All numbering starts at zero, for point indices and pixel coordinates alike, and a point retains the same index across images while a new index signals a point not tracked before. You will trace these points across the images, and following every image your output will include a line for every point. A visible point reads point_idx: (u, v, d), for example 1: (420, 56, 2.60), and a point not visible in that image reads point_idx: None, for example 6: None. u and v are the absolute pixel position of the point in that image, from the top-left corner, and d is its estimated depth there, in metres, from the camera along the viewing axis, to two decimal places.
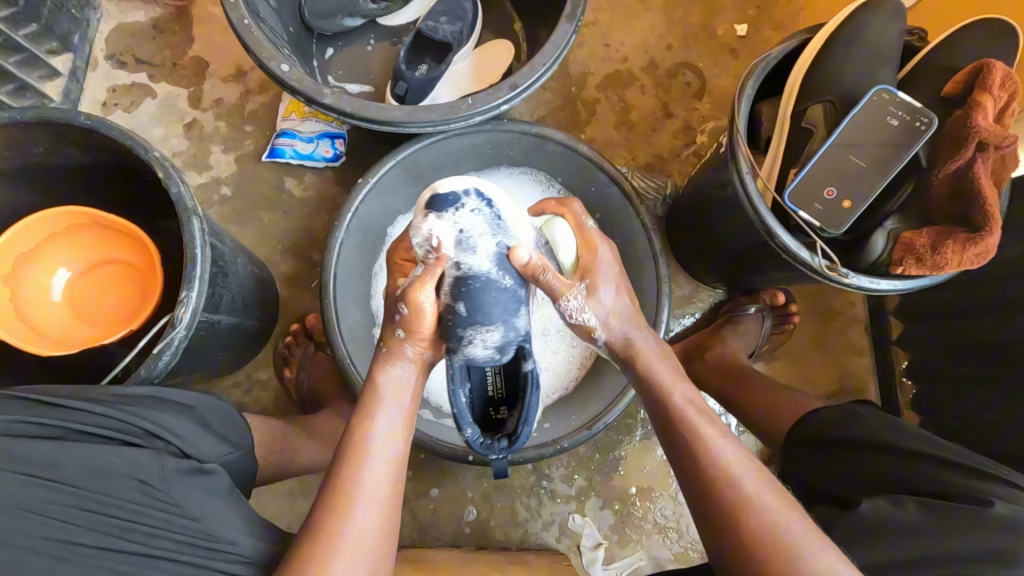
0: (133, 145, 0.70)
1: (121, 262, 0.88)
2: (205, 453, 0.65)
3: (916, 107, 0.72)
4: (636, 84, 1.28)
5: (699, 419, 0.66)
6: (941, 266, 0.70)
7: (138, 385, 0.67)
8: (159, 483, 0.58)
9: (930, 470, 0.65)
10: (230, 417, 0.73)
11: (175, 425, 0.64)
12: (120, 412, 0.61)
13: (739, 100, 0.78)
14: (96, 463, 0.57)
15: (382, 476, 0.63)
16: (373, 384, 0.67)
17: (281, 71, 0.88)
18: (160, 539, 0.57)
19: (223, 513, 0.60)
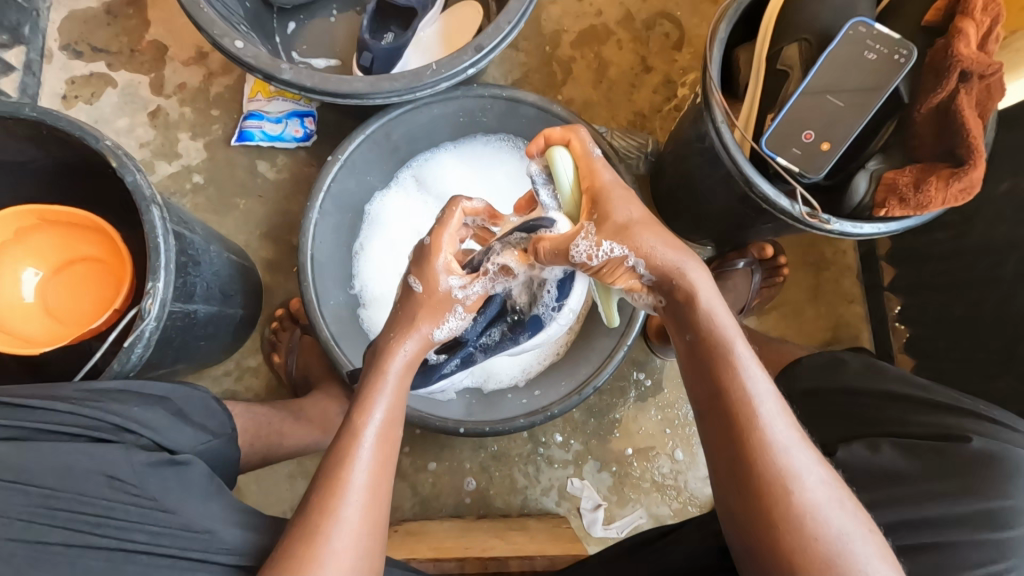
0: (83, 135, 0.68)
1: (86, 258, 0.87)
2: (178, 443, 0.65)
3: (894, 39, 0.69)
4: (613, 39, 1.23)
5: (741, 347, 0.56)
6: (926, 205, 0.68)
7: (108, 383, 0.66)
8: (131, 477, 0.58)
9: (919, 411, 0.65)
10: (209, 406, 0.73)
11: (146, 418, 0.63)
12: (89, 408, 0.61)
13: (711, 45, 0.75)
14: (63, 462, 0.56)
15: (371, 465, 0.59)
16: (383, 362, 0.64)
17: (236, 48, 0.85)
18: (135, 532, 0.56)
19: (200, 502, 0.59)
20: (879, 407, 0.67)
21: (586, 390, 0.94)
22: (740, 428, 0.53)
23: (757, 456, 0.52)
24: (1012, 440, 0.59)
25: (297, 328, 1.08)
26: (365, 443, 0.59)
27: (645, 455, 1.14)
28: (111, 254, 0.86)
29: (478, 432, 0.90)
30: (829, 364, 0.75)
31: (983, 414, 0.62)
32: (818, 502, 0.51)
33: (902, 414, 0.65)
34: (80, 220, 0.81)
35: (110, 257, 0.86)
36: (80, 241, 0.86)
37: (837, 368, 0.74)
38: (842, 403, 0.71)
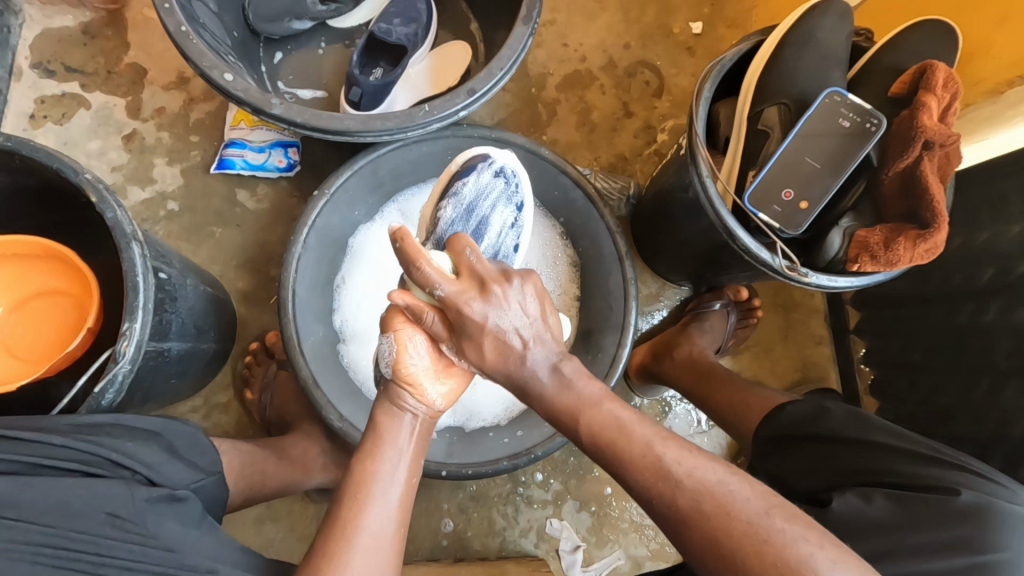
0: (61, 167, 0.65)
1: (47, 290, 0.82)
2: (174, 480, 0.62)
3: (865, 108, 0.73)
4: (596, 84, 1.27)
5: (655, 448, 0.57)
6: (894, 262, 0.72)
7: (96, 414, 0.63)
8: (130, 513, 0.54)
9: (898, 461, 0.67)
10: (199, 444, 0.70)
11: (141, 454, 0.60)
12: (83, 443, 0.58)
13: (696, 104, 0.78)
14: (59, 497, 0.53)
15: (384, 519, 0.61)
16: (377, 425, 0.66)
17: (225, 81, 0.83)
18: (135, 572, 0.53)
19: (200, 541, 0.57)
20: (861, 457, 0.69)
21: None
22: (694, 516, 0.54)
23: (707, 525, 0.53)
24: (993, 493, 0.61)
25: (272, 363, 1.04)
26: (390, 483, 0.62)
27: (623, 494, 1.14)
28: (71, 283, 0.82)
29: (461, 475, 0.88)
30: (814, 412, 0.78)
31: (958, 468, 0.65)
32: (781, 541, 0.51)
33: (884, 463, 0.68)
34: (29, 249, 0.78)
35: (70, 288, 0.82)
36: (38, 272, 0.82)
37: (821, 417, 0.76)
38: (834, 447, 0.72)
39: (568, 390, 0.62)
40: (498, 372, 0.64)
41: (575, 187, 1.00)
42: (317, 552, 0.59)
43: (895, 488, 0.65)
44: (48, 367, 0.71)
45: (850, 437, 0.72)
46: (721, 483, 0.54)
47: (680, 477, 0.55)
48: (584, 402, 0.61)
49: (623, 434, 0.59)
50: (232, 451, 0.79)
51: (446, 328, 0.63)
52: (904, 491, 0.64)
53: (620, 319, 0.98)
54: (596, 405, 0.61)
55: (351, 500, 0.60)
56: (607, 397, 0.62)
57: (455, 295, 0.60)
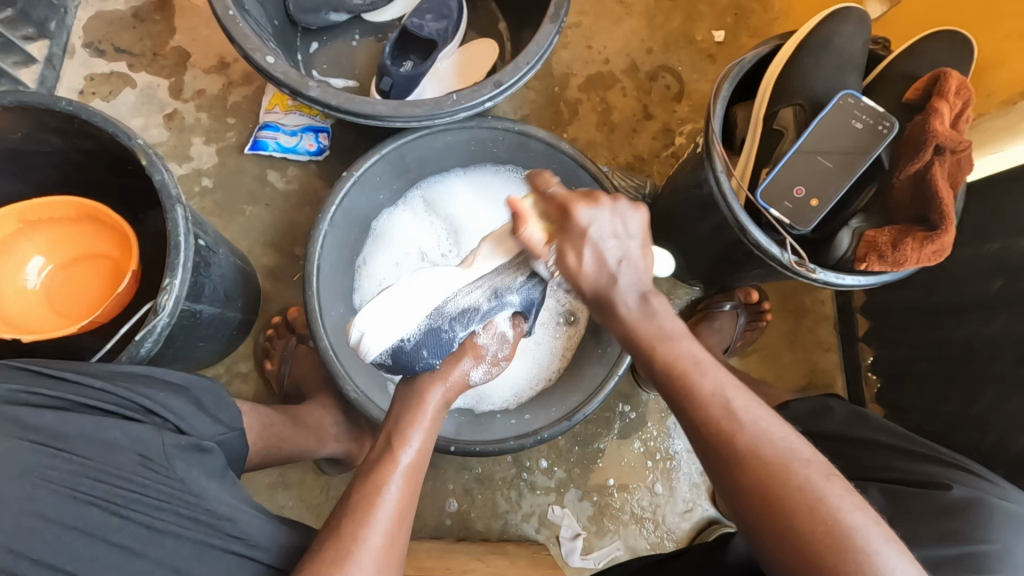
0: (116, 133, 0.70)
1: (84, 254, 0.87)
2: (200, 432, 0.66)
3: (878, 112, 0.76)
4: (617, 86, 1.31)
5: (733, 394, 0.56)
6: (902, 262, 0.74)
7: (132, 365, 0.67)
8: (160, 457, 0.58)
9: (898, 459, 0.69)
10: (223, 401, 0.73)
11: (172, 404, 0.64)
12: (121, 389, 0.62)
13: (714, 102, 0.81)
14: (97, 435, 0.57)
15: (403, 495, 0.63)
16: (420, 402, 0.71)
17: (267, 63, 0.88)
18: (162, 512, 0.56)
19: (222, 491, 0.60)
20: (863, 455, 0.71)
21: (575, 416, 0.96)
22: (751, 446, 0.54)
23: (769, 458, 0.53)
24: (984, 489, 0.63)
25: (292, 337, 1.08)
26: (416, 468, 0.65)
27: (626, 487, 1.16)
28: (106, 244, 0.87)
29: (469, 451, 0.91)
30: (816, 410, 0.80)
31: (953, 465, 0.66)
32: (842, 518, 0.50)
33: (884, 461, 0.69)
34: (63, 213, 0.83)
35: (106, 249, 0.87)
36: (73, 236, 0.86)
37: (824, 415, 0.78)
38: (835, 446, 0.74)
39: (649, 321, 0.61)
40: (587, 291, 0.61)
41: (592, 182, 1.03)
42: (339, 515, 0.61)
43: (892, 483, 0.67)
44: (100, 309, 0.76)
45: (849, 436, 0.74)
46: (787, 442, 0.54)
47: (745, 422, 0.55)
48: (663, 335, 0.60)
49: (694, 371, 0.58)
50: (252, 413, 0.83)
51: (547, 236, 0.61)
52: (900, 487, 0.66)
53: None
54: (657, 343, 0.60)
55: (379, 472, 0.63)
56: (688, 335, 0.61)
57: (565, 196, 0.59)
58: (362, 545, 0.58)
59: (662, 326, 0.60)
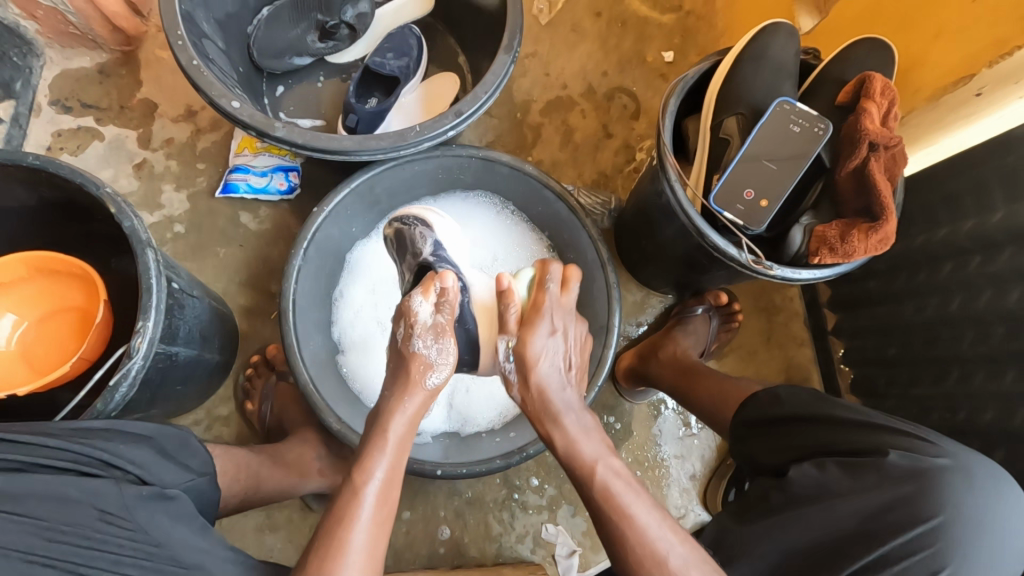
0: (83, 183, 0.71)
1: (43, 310, 0.87)
2: (165, 479, 0.65)
3: (814, 115, 0.81)
4: (577, 108, 1.36)
5: (623, 489, 0.69)
6: (851, 253, 0.78)
7: (93, 418, 0.66)
8: (121, 510, 0.57)
9: (854, 431, 0.70)
10: (190, 446, 0.72)
11: (134, 455, 0.63)
12: (77, 444, 0.61)
13: (663, 116, 0.86)
14: (55, 493, 0.56)
15: (369, 532, 0.64)
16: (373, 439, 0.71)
17: (233, 108, 0.91)
18: (125, 566, 0.56)
19: (192, 537, 0.60)
20: (819, 433, 0.72)
21: None
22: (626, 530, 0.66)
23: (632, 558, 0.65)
24: (929, 452, 0.66)
25: (272, 375, 1.08)
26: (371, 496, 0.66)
27: None
28: (64, 295, 0.86)
29: (456, 473, 0.91)
30: (777, 396, 0.80)
31: (897, 431, 0.69)
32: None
33: (842, 436, 0.70)
34: (14, 274, 0.83)
35: (65, 299, 0.87)
36: (29, 296, 0.86)
37: (780, 401, 0.79)
38: (798, 432, 0.75)
39: (586, 438, 0.74)
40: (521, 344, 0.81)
41: (558, 201, 1.07)
42: (330, 517, 0.65)
43: (849, 456, 0.68)
44: (84, 346, 0.77)
45: (806, 416, 0.75)
46: (658, 533, 0.65)
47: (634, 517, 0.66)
48: (594, 457, 0.72)
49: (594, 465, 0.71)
50: (225, 456, 0.82)
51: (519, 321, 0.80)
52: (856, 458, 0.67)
53: (605, 321, 1.03)
54: (593, 465, 0.71)
55: (365, 461, 0.69)
56: (609, 454, 0.73)
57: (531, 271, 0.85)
58: (349, 552, 0.61)
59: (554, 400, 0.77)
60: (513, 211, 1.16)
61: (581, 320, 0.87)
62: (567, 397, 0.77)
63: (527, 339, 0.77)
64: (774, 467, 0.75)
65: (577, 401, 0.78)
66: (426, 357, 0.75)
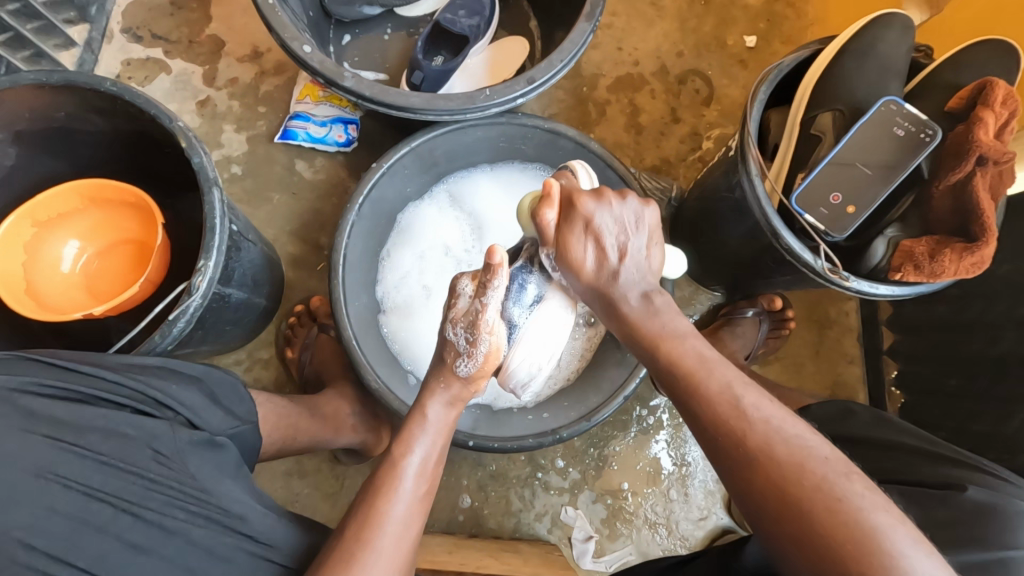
0: (157, 114, 0.71)
1: (102, 242, 0.88)
2: (212, 425, 0.68)
3: (920, 120, 0.75)
4: (646, 88, 1.30)
5: (744, 394, 0.57)
6: (939, 274, 0.72)
7: (148, 357, 0.68)
8: (173, 452, 0.60)
9: (930, 465, 0.66)
10: (237, 392, 0.75)
11: (184, 397, 0.66)
12: (133, 382, 0.63)
13: (752, 104, 0.80)
14: (113, 427, 0.58)
15: (409, 507, 0.63)
16: (415, 414, 0.68)
17: (304, 52, 0.89)
18: (172, 509, 0.57)
19: (236, 489, 0.61)
20: (886, 460, 0.69)
21: (595, 417, 0.97)
22: (768, 454, 0.53)
23: (791, 475, 0.51)
24: (1009, 492, 0.62)
25: (314, 326, 1.09)
26: (409, 473, 0.64)
27: (640, 490, 1.15)
28: (123, 224, 0.88)
29: (487, 447, 0.91)
30: (839, 414, 0.79)
31: (977, 469, 0.65)
32: (865, 519, 0.48)
33: (917, 468, 0.67)
34: (68, 205, 0.83)
35: (123, 232, 0.88)
36: (85, 230, 0.87)
37: (848, 419, 0.77)
38: (864, 453, 0.72)
39: (654, 318, 0.64)
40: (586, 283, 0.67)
41: (620, 183, 1.03)
42: (368, 488, 0.64)
43: (917, 485, 0.65)
44: (149, 268, 0.79)
45: (875, 441, 0.72)
46: (798, 433, 0.54)
47: (756, 418, 0.55)
48: (665, 332, 0.63)
49: (700, 370, 0.60)
50: (268, 404, 0.83)
51: (560, 214, 0.65)
52: (924, 488, 0.64)
53: None
54: (681, 338, 0.63)
55: (402, 438, 0.66)
56: (691, 333, 0.64)
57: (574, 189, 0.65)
58: (389, 522, 0.61)
59: (658, 330, 0.63)
60: None
61: (652, 200, 0.68)
62: (633, 279, 0.65)
63: (564, 246, 0.65)
64: None
65: (648, 249, 0.66)
66: (456, 345, 0.67)
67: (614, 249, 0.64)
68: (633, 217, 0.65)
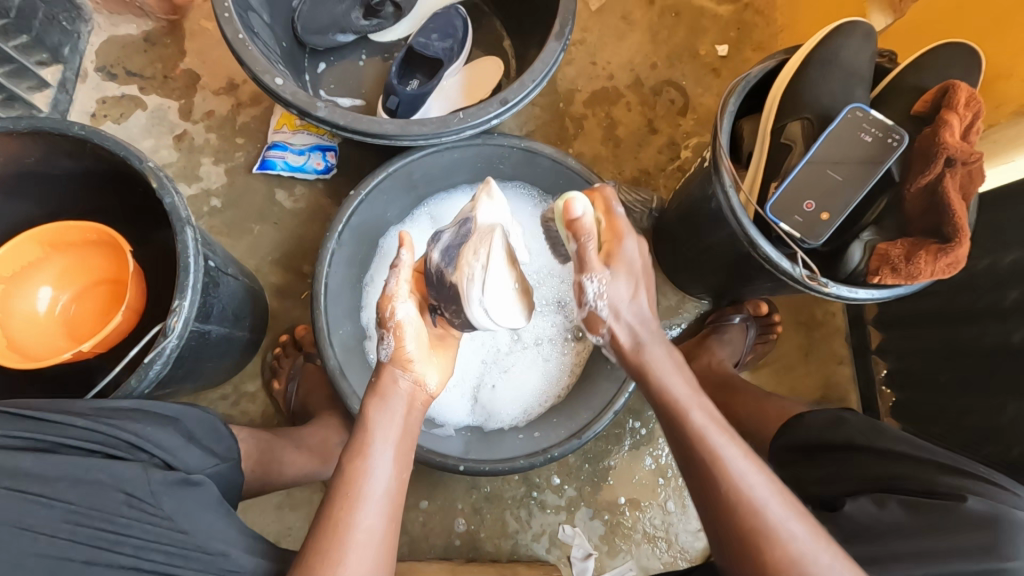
0: (127, 156, 0.71)
1: (74, 287, 0.87)
2: (190, 463, 0.66)
3: (887, 125, 0.75)
4: (622, 101, 1.31)
5: (718, 436, 0.64)
6: (916, 276, 0.73)
7: (123, 399, 0.67)
8: (146, 495, 0.58)
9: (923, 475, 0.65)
10: (214, 428, 0.74)
11: (159, 437, 0.64)
12: (104, 425, 0.61)
13: (722, 116, 0.81)
14: (84, 475, 0.57)
15: (377, 513, 0.63)
16: (366, 418, 0.68)
17: (276, 85, 0.89)
18: (149, 552, 0.56)
19: (215, 524, 0.60)
20: (876, 465, 0.69)
21: (586, 433, 0.95)
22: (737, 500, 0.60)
23: (747, 523, 0.59)
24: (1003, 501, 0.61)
25: (300, 356, 1.08)
26: (371, 482, 0.64)
27: (637, 504, 1.14)
28: (95, 265, 0.87)
29: (479, 470, 0.90)
30: (830, 422, 0.77)
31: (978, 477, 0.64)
32: (798, 547, 0.58)
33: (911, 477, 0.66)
34: (31, 256, 0.82)
35: (97, 273, 0.88)
36: (54, 279, 0.85)
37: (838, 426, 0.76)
38: (848, 460, 0.72)
39: (660, 373, 0.68)
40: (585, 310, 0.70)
41: None
42: (329, 499, 0.63)
43: (909, 494, 0.65)
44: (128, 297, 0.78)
45: (863, 446, 0.72)
46: (766, 492, 0.61)
47: (734, 476, 0.61)
48: (665, 384, 0.68)
49: (685, 412, 0.66)
50: (250, 439, 0.84)
51: (580, 259, 0.69)
52: (918, 498, 0.63)
53: None
54: (685, 407, 0.66)
55: (359, 444, 0.66)
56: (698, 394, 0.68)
57: (589, 226, 0.67)
58: (353, 529, 0.61)
59: (653, 358, 0.69)
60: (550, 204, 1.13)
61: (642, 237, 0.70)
62: (636, 317, 0.69)
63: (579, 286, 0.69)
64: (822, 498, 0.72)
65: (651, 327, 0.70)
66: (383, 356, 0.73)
67: (626, 330, 0.70)
68: (636, 262, 0.68)
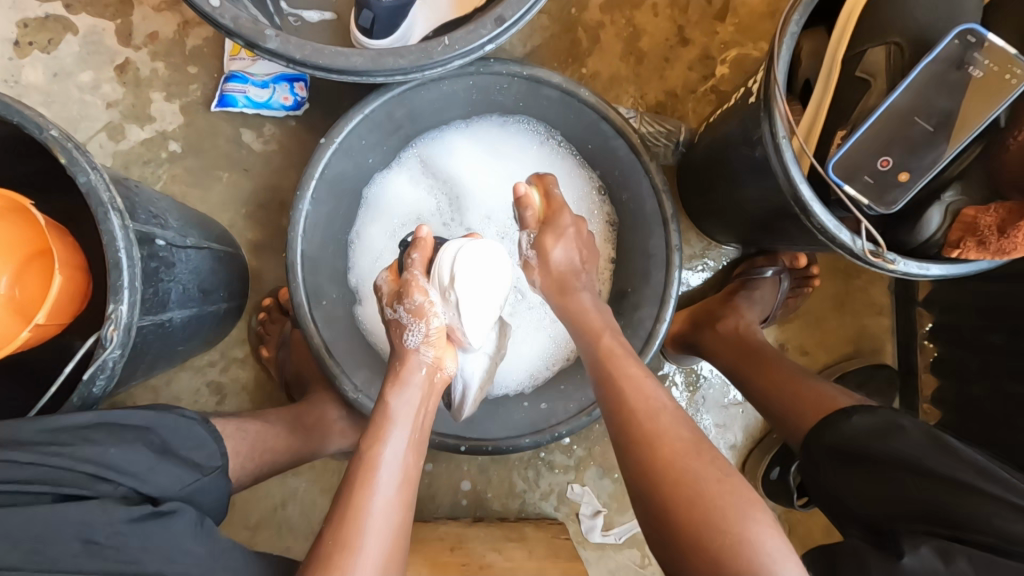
0: (20, 121, 0.56)
1: None
2: (165, 486, 0.59)
3: (1010, 55, 0.57)
4: (647, 3, 1.08)
5: (668, 421, 0.64)
6: (1009, 251, 0.59)
7: (78, 415, 0.58)
8: (112, 537, 0.52)
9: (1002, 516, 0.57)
10: (194, 435, 0.66)
11: (126, 461, 0.57)
12: (58, 457, 0.54)
13: (781, 42, 0.62)
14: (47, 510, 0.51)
15: (389, 504, 0.63)
16: (384, 408, 0.69)
17: (211, 7, 0.70)
18: None
19: (191, 559, 0.55)
20: (933, 491, 0.61)
21: (598, 409, 0.86)
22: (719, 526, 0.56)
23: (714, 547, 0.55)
24: None
25: (287, 321, 0.99)
26: (388, 477, 0.64)
27: None
28: None
29: (483, 452, 0.83)
30: (881, 426, 0.69)
31: None
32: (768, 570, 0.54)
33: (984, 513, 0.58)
34: None
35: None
36: None
37: (891, 434, 0.68)
38: (891, 472, 0.65)
39: (625, 355, 0.72)
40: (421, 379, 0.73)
41: (617, 135, 0.87)
42: (346, 483, 0.64)
43: (980, 549, 0.57)
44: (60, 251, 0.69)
45: (913, 463, 0.64)
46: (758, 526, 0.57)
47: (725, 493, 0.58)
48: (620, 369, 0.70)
49: (646, 414, 0.65)
50: (237, 434, 0.74)
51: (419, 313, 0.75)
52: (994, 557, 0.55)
53: (662, 289, 0.88)
54: (618, 377, 0.70)
55: (376, 431, 0.67)
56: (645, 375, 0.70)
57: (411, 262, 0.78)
58: (368, 514, 0.61)
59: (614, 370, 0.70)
60: (559, 142, 0.98)
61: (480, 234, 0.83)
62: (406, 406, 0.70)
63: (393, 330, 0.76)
64: (867, 518, 0.66)
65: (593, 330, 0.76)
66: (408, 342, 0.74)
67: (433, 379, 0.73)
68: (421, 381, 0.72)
